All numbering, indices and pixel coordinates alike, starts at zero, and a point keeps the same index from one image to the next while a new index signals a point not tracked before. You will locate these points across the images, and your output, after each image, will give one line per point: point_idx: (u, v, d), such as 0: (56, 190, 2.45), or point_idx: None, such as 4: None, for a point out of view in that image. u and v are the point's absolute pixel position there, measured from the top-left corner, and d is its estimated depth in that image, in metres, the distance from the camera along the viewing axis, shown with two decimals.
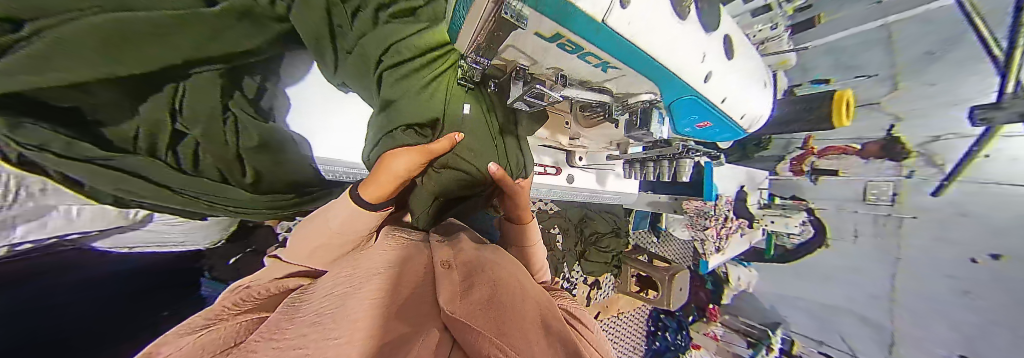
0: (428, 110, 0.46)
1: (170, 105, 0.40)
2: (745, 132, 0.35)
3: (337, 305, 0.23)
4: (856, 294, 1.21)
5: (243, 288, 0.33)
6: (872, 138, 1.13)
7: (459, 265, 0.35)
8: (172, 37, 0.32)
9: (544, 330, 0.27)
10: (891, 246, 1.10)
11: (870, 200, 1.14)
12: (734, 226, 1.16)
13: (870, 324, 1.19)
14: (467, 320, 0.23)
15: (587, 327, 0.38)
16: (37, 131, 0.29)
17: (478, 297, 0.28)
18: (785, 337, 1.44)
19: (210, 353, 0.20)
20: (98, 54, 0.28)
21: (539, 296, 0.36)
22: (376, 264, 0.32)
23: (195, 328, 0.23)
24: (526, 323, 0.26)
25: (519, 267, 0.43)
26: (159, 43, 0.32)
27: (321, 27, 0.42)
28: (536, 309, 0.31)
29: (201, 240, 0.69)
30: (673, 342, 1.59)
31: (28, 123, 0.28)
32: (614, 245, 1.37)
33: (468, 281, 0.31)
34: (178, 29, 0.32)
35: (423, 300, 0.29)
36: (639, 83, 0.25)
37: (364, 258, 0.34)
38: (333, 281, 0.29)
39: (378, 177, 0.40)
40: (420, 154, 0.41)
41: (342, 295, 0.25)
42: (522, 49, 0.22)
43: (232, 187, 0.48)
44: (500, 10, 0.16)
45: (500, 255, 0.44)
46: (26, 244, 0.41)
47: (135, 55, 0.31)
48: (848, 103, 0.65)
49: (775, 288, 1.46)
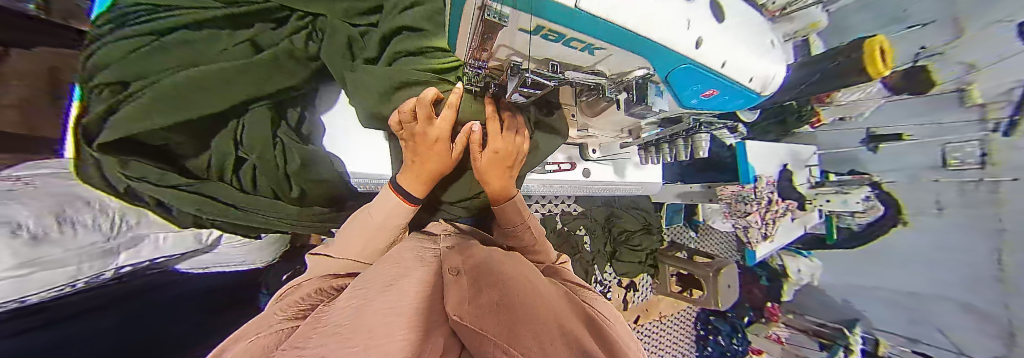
0: (374, 82, 0.48)
1: (233, 138, 0.50)
2: (758, 96, 0.33)
3: (359, 305, 0.26)
4: (951, 277, 1.03)
5: (289, 296, 0.36)
6: (909, 76, 0.98)
7: (467, 271, 0.35)
8: (228, 84, 0.43)
9: (562, 338, 0.21)
10: (990, 217, 0.93)
11: (953, 165, 0.99)
12: (780, 209, 1.04)
13: (975, 312, 1.00)
14: (476, 325, 0.20)
15: (612, 322, 0.37)
16: (139, 166, 0.43)
17: (486, 300, 0.25)
18: (865, 336, 1.25)
19: (269, 349, 0.22)
20: (167, 100, 0.39)
21: (553, 301, 0.32)
22: (400, 277, 0.34)
23: (246, 337, 0.26)
24: (547, 325, 0.23)
25: (531, 271, 0.41)
26: (221, 87, 0.43)
27: (342, 56, 0.50)
28: (555, 315, 0.26)
29: (258, 258, 0.79)
30: (728, 348, 1.39)
31: (133, 160, 0.43)
32: (647, 244, 1.29)
33: (477, 284, 0.30)
34: (234, 74, 0.43)
35: (431, 307, 0.27)
36: (629, 61, 0.26)
37: (389, 270, 0.37)
38: (357, 290, 0.31)
39: (424, 160, 0.47)
40: (420, 138, 0.45)
41: (360, 301, 0.27)
42: (513, 46, 0.24)
43: (284, 204, 0.55)
44: (486, 11, 0.19)
45: (511, 258, 0.43)
46: (127, 267, 0.50)
47: (200, 96, 0.41)
48: (883, 48, 0.62)
49: (841, 280, 1.29)
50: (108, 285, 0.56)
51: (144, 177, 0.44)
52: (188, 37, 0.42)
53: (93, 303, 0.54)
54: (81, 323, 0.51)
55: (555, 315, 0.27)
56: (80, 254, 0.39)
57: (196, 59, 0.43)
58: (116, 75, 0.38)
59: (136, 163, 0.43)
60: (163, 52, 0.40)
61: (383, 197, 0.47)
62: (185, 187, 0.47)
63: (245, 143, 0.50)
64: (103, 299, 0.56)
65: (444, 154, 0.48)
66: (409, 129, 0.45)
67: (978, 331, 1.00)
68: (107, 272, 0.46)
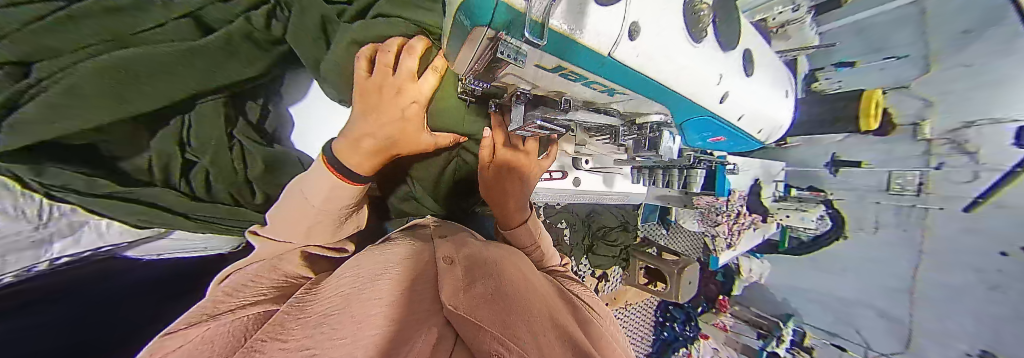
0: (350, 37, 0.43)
1: (178, 136, 0.46)
2: (761, 144, 0.34)
3: (340, 305, 0.24)
4: (875, 287, 1.20)
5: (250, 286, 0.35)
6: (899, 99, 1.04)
7: (460, 260, 0.34)
8: (174, 76, 0.38)
9: (559, 334, 0.23)
10: (915, 235, 1.09)
11: (895, 189, 1.09)
12: (746, 221, 1.13)
13: (888, 317, 1.20)
14: (471, 315, 0.21)
15: (599, 315, 0.39)
16: (59, 173, 0.38)
17: (480, 292, 0.26)
18: (797, 328, 1.43)
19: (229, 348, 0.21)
20: (97, 99, 0.34)
21: (542, 292, 0.33)
22: (384, 265, 0.33)
23: (198, 327, 0.25)
24: (534, 315, 0.25)
25: (527, 265, 0.41)
26: (164, 81, 0.38)
27: (315, 20, 0.44)
28: (545, 308, 0.28)
29: (222, 246, 0.74)
30: (680, 332, 1.59)
31: (50, 165, 0.37)
32: (622, 239, 1.39)
33: (470, 275, 0.30)
34: (180, 62, 0.38)
35: (423, 296, 0.27)
36: (646, 104, 0.24)
37: (370, 259, 0.36)
38: (336, 282, 0.30)
39: (382, 120, 0.37)
40: (392, 92, 0.35)
41: (342, 297, 0.25)
42: (523, 77, 0.21)
43: (246, 210, 0.56)
44: (497, 46, 0.16)
45: (505, 251, 0.43)
46: (65, 257, 0.54)
47: (136, 91, 0.36)
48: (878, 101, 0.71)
49: (790, 279, 1.44)
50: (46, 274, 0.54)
51: (66, 184, 0.40)
52: (114, 5, 0.32)
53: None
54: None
55: (547, 308, 0.29)
56: None
57: (115, 32, 0.33)
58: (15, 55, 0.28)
59: (54, 168, 0.38)
60: (75, 24, 0.31)
61: (314, 172, 0.40)
62: (118, 193, 0.44)
63: (194, 143, 0.47)
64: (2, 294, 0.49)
65: (412, 120, 0.39)
66: (376, 79, 0.36)
67: (888, 331, 1.21)
68: (41, 263, 0.52)
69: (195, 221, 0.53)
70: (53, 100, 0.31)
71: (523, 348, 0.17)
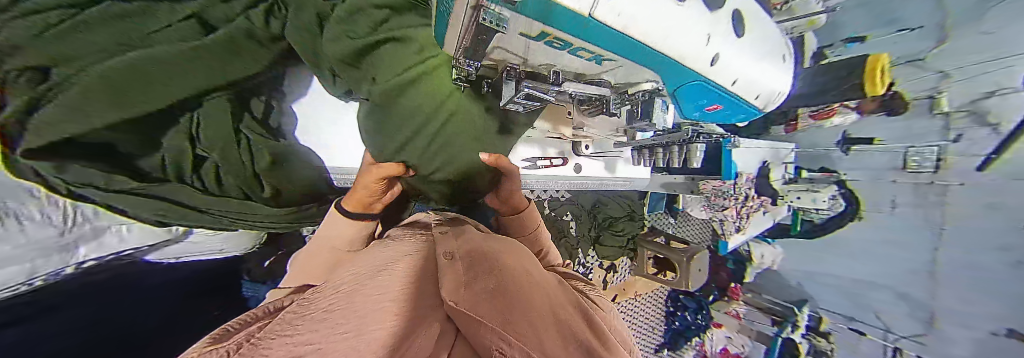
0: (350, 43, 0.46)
1: (189, 133, 0.48)
2: (760, 111, 0.33)
3: (344, 301, 0.24)
4: (891, 266, 1.18)
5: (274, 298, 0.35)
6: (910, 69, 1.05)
7: (462, 255, 0.34)
8: (188, 75, 0.41)
9: (561, 329, 0.23)
10: (935, 213, 1.05)
11: (912, 167, 1.07)
12: (755, 204, 1.11)
13: (909, 299, 1.15)
14: (471, 311, 0.21)
15: (603, 309, 0.39)
16: (82, 171, 0.38)
17: (482, 288, 0.26)
18: (812, 314, 1.42)
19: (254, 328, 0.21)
20: (114, 99, 0.36)
21: (545, 287, 0.33)
22: (386, 262, 0.34)
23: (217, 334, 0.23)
24: (534, 310, 0.25)
25: (529, 258, 0.42)
26: (175, 79, 0.40)
27: (309, 15, 0.45)
28: (545, 302, 0.28)
29: (235, 248, 0.76)
30: (692, 322, 1.57)
31: (75, 164, 0.37)
32: (629, 229, 1.37)
33: (471, 271, 0.30)
34: (189, 61, 0.40)
35: (428, 293, 0.27)
36: (637, 71, 0.24)
37: (373, 256, 0.36)
38: (346, 278, 0.31)
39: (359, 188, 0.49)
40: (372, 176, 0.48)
41: (348, 292, 0.26)
42: (509, 49, 0.22)
43: (258, 204, 0.57)
44: (479, 15, 0.16)
45: (506, 245, 0.43)
46: (91, 261, 0.52)
47: (153, 90, 0.39)
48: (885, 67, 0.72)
49: (801, 265, 1.42)
50: (77, 276, 0.54)
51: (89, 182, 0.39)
52: (120, 11, 0.32)
53: (20, 302, 0.46)
54: (25, 324, 0.46)
55: (548, 302, 0.29)
56: (35, 251, 0.41)
57: (126, 37, 0.34)
58: (32, 62, 0.29)
59: (76, 166, 0.37)
60: (88, 32, 0.31)
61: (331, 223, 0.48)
62: (134, 189, 0.44)
63: (205, 140, 0.49)
64: (25, 298, 0.45)
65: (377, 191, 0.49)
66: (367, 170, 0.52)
67: (907, 314, 1.16)
68: (70, 267, 0.49)
69: (210, 216, 0.53)
70: (71, 101, 0.33)
71: (523, 344, 0.17)
